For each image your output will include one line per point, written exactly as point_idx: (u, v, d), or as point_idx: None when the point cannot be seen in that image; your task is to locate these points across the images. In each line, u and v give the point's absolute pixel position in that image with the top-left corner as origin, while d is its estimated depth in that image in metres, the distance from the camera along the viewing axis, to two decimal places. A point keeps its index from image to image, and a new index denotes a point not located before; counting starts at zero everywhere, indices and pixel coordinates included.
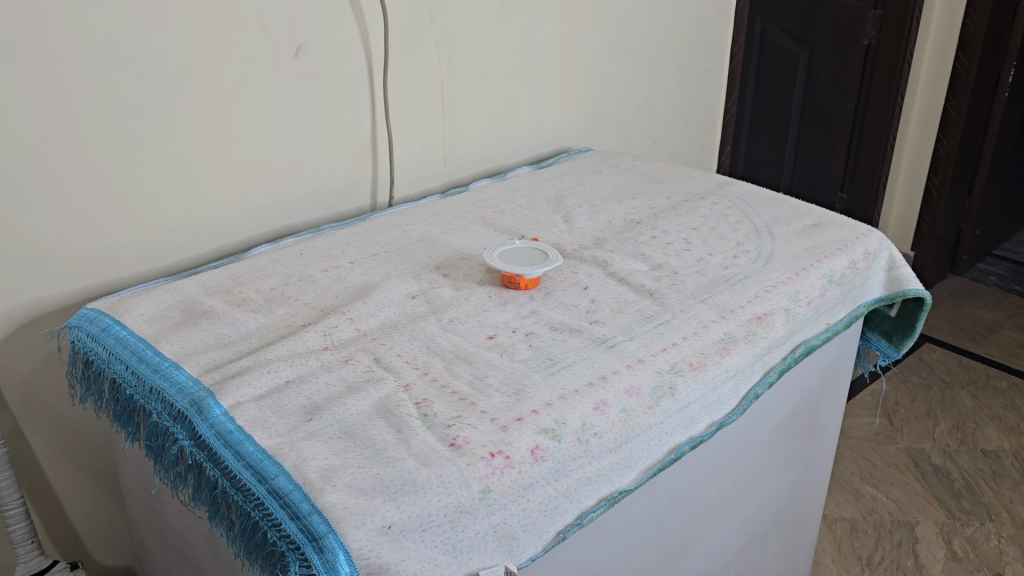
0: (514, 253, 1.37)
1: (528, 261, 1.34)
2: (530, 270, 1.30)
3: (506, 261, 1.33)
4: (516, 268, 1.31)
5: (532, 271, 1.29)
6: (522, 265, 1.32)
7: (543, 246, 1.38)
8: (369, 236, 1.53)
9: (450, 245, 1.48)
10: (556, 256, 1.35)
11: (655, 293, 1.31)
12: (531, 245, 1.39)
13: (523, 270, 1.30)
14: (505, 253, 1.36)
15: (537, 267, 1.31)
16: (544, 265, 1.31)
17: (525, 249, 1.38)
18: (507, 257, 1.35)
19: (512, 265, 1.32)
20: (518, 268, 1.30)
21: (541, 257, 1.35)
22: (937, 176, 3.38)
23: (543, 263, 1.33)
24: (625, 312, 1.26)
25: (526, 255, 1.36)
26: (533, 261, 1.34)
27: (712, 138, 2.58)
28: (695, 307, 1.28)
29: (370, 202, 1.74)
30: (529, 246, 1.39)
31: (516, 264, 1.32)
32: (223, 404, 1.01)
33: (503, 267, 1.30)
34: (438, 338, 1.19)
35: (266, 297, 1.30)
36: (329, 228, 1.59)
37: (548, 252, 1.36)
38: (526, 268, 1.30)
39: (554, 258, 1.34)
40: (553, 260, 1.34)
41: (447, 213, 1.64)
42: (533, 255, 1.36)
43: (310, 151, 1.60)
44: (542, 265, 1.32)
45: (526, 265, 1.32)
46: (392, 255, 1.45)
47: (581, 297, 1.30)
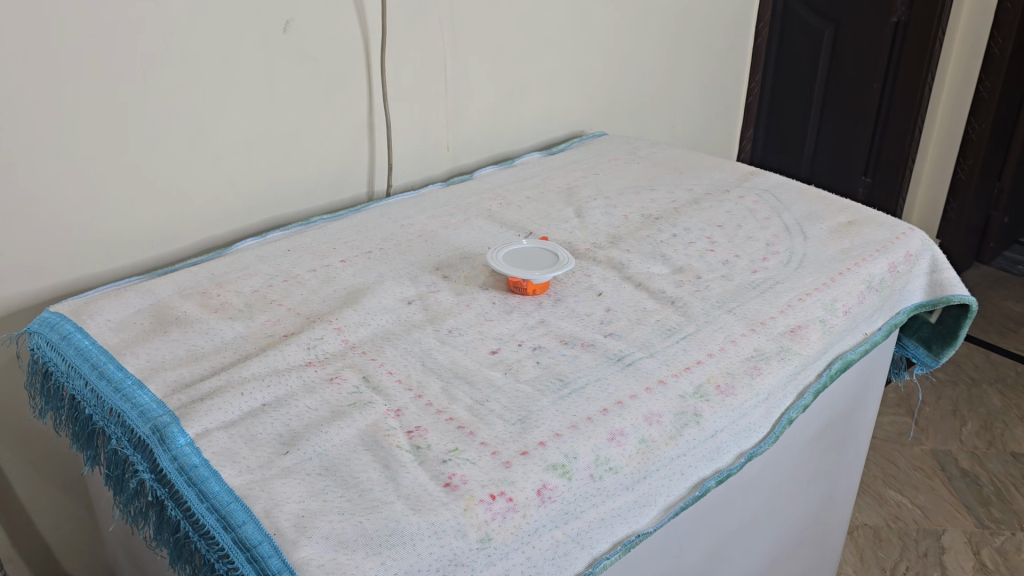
0: (521, 254, 1.24)
1: (537, 264, 1.21)
2: (540, 275, 1.17)
3: (513, 264, 1.20)
4: (523, 272, 1.18)
5: (542, 276, 1.17)
6: (531, 269, 1.19)
7: (553, 247, 1.25)
8: (364, 231, 1.40)
9: (451, 242, 1.35)
10: (568, 258, 1.22)
11: (677, 302, 1.18)
12: (540, 245, 1.26)
13: (532, 275, 1.17)
14: (511, 255, 1.23)
15: (547, 272, 1.18)
16: (555, 269, 1.18)
17: (534, 251, 1.25)
18: (514, 260, 1.22)
19: (520, 269, 1.19)
20: (526, 273, 1.17)
21: (551, 260, 1.22)
22: (966, 160, 3.23)
23: (553, 267, 1.19)
24: (644, 324, 1.13)
25: (535, 257, 1.23)
26: (543, 264, 1.21)
27: (734, 121, 2.44)
28: (722, 319, 1.15)
29: (366, 191, 1.61)
30: (538, 246, 1.26)
31: (523, 269, 1.19)
32: (188, 433, 0.89)
33: (509, 272, 1.17)
34: (436, 353, 1.06)
35: (247, 301, 1.18)
36: (321, 221, 1.46)
37: (559, 253, 1.23)
38: (536, 273, 1.17)
39: (566, 261, 1.21)
40: (565, 263, 1.21)
41: (449, 206, 1.50)
42: (543, 257, 1.23)
43: (301, 136, 1.47)
44: (552, 269, 1.19)
45: (536, 269, 1.19)
46: (388, 253, 1.32)
47: (594, 305, 1.18)
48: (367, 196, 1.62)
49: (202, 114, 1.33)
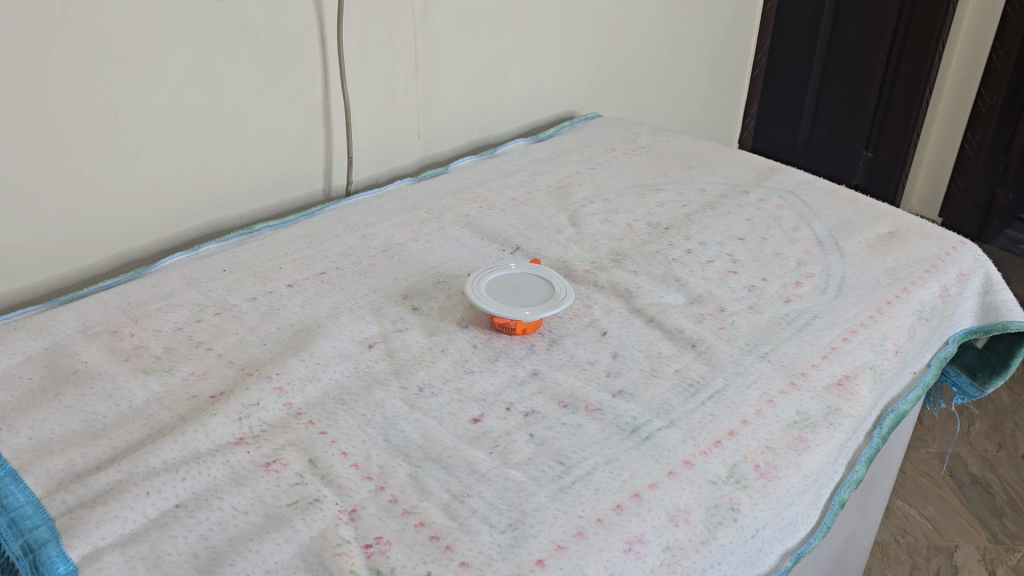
0: (509, 283, 1.01)
1: (529, 296, 0.97)
2: (532, 312, 0.94)
3: (498, 297, 0.97)
4: (512, 308, 0.95)
5: (535, 314, 0.94)
6: (521, 302, 0.96)
7: (549, 273, 1.02)
8: (317, 243, 1.16)
9: (423, 261, 1.12)
10: (566, 288, 0.99)
11: (700, 346, 0.97)
12: (532, 270, 1.03)
13: (521, 312, 0.94)
14: (496, 285, 1.00)
15: (541, 308, 0.95)
16: (551, 304, 0.95)
17: (525, 278, 1.02)
18: (500, 291, 0.99)
19: (507, 304, 0.96)
20: (514, 310, 0.94)
21: (546, 291, 0.99)
22: (975, 135, 2.94)
23: (548, 301, 0.96)
24: (661, 378, 0.92)
25: (525, 287, 1.00)
26: (537, 296, 0.97)
27: (738, 96, 2.21)
28: (755, 371, 0.94)
29: (322, 187, 1.37)
30: (529, 272, 1.03)
31: (511, 304, 0.96)
32: (71, 557, 0.67)
33: (493, 308, 0.94)
34: (402, 422, 0.84)
35: (167, 344, 0.94)
36: (267, 229, 1.21)
37: (556, 282, 1.00)
38: (526, 310, 0.94)
39: (564, 293, 0.98)
40: (563, 295, 0.98)
41: (420, 209, 1.27)
42: (536, 288, 1.00)
43: (243, 124, 1.22)
44: (547, 303, 0.96)
45: (527, 303, 0.96)
46: (345, 275, 1.09)
47: (598, 350, 0.96)
48: (323, 194, 1.38)
49: (117, 100, 1.07)
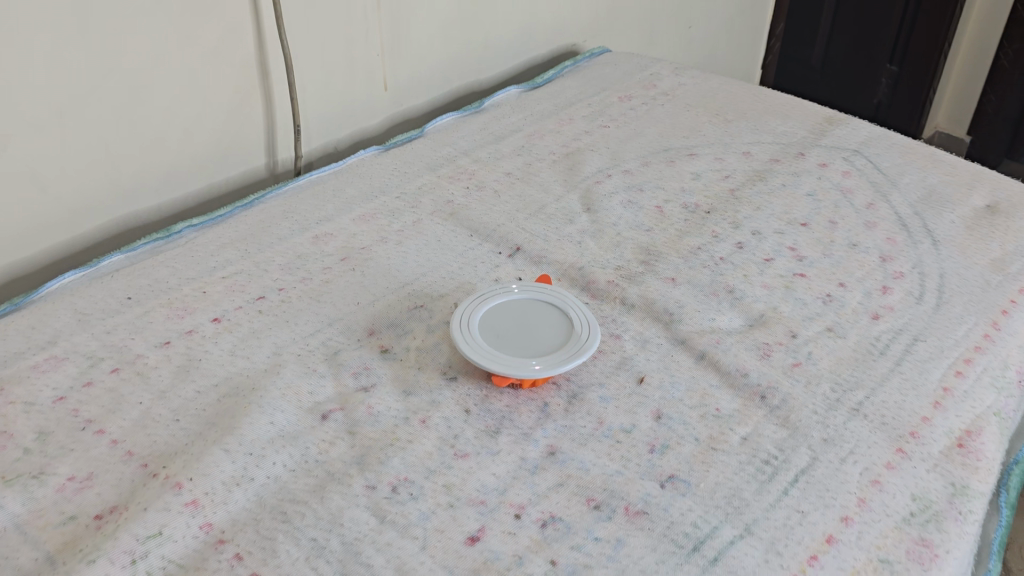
0: (513, 313, 0.74)
1: (539, 339, 0.71)
2: (546, 367, 0.68)
3: (498, 339, 0.71)
4: (517, 361, 0.68)
5: (550, 371, 0.68)
6: (529, 349, 0.70)
7: (565, 296, 0.76)
8: (254, 249, 0.89)
9: (395, 274, 0.85)
10: (590, 323, 0.73)
11: (771, 398, 0.72)
12: (542, 291, 0.76)
13: (531, 367, 0.68)
14: (494, 316, 0.73)
15: (557, 360, 0.69)
16: (570, 354, 0.69)
17: (534, 306, 0.75)
18: (501, 327, 0.72)
19: (510, 354, 0.69)
20: (520, 364, 0.68)
21: (563, 330, 0.72)
22: (1012, 45, 2.58)
23: (567, 348, 0.70)
24: (724, 454, 0.67)
25: (534, 320, 0.73)
26: (551, 339, 0.71)
27: (762, 15, 1.90)
28: (849, 435, 0.69)
29: (265, 163, 1.08)
30: (538, 295, 0.76)
31: (515, 352, 0.70)
32: None
33: (493, 363, 0.68)
34: (369, 548, 0.59)
35: (42, 427, 0.68)
36: (191, 228, 0.94)
37: (576, 313, 0.74)
38: (538, 363, 0.68)
39: (587, 333, 0.72)
40: (586, 335, 0.72)
41: (389, 194, 0.99)
42: (549, 322, 0.73)
43: (150, 92, 0.92)
44: (566, 350, 0.70)
45: (538, 351, 0.70)
46: (291, 301, 0.82)
47: (635, 411, 0.71)
48: (268, 171, 1.09)
49: None
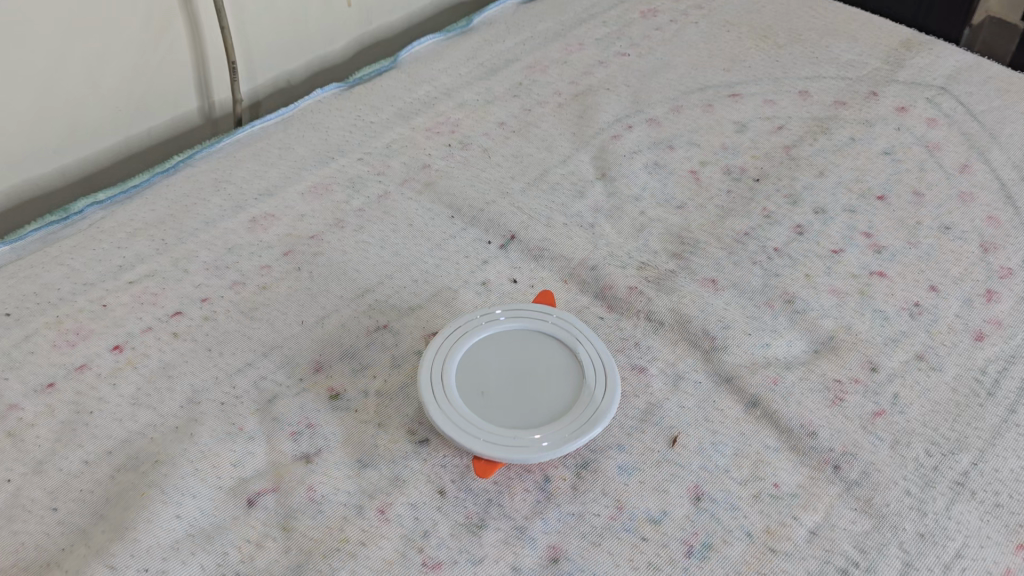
0: (503, 353, 0.55)
1: (540, 393, 0.52)
2: (551, 445, 0.50)
3: (485, 397, 0.52)
4: (510, 435, 0.50)
5: (554, 450, 0.49)
6: (526, 412, 0.51)
7: (573, 323, 0.56)
8: (174, 239, 0.69)
9: (353, 277, 0.66)
10: (607, 367, 0.54)
11: (847, 469, 0.54)
12: (542, 315, 0.57)
13: (530, 443, 0.50)
14: (478, 360, 0.54)
15: (565, 430, 0.50)
16: (582, 420, 0.51)
17: (531, 339, 0.56)
18: (488, 378, 0.53)
19: (501, 423, 0.51)
20: (514, 441, 0.50)
21: (571, 377, 0.54)
22: None
23: (577, 408, 0.51)
24: (787, 561, 0.50)
25: (532, 363, 0.54)
26: (556, 394, 0.52)
27: None
28: (954, 528, 0.51)
29: (198, 107, 0.87)
30: (536, 322, 0.57)
31: (507, 419, 0.51)
32: None
33: (477, 442, 0.50)
34: None
35: None
36: (96, 206, 0.74)
37: (588, 351, 0.55)
38: (539, 436, 0.50)
39: (604, 383, 0.53)
40: (602, 388, 0.53)
41: (350, 154, 0.78)
42: (552, 365, 0.54)
43: (29, 30, 0.70)
44: (576, 414, 0.51)
45: (537, 415, 0.51)
46: (216, 318, 0.63)
47: (665, 491, 0.53)
48: (203, 116, 0.88)
49: None
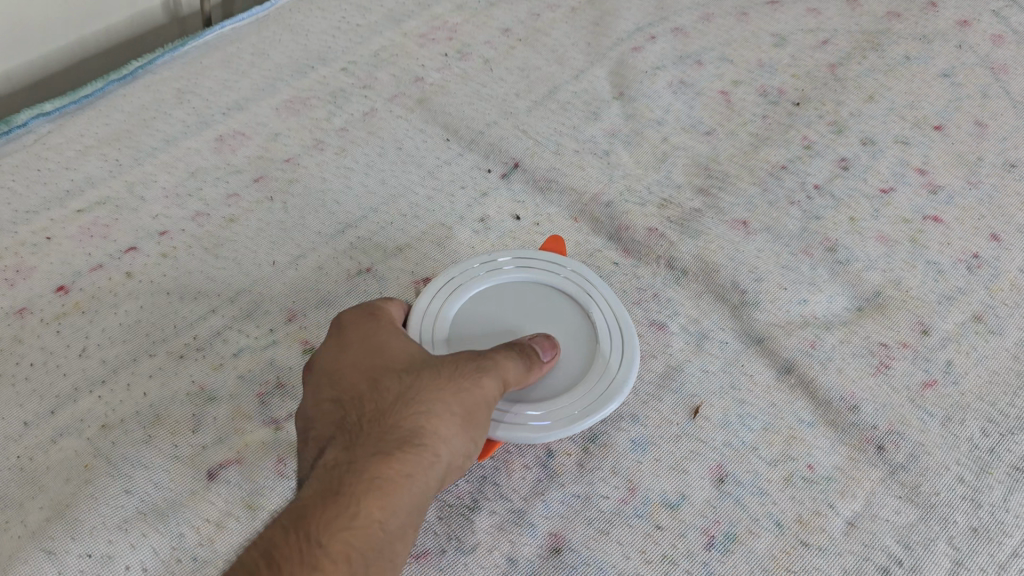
0: (504, 312, 0.48)
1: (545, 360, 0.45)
2: (556, 422, 0.43)
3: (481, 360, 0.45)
4: (507, 408, 0.43)
5: (561, 429, 0.43)
6: (529, 381, 0.45)
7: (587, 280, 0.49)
8: (129, 160, 0.61)
9: (333, 210, 0.58)
10: (625, 331, 0.47)
11: (892, 451, 0.47)
12: (552, 269, 0.49)
13: (532, 419, 0.43)
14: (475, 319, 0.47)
15: (573, 406, 0.44)
16: (593, 395, 0.44)
17: (538, 296, 0.48)
18: (485, 340, 0.46)
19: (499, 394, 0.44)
20: (511, 414, 0.43)
21: (581, 344, 0.46)
22: None
23: (586, 380, 0.45)
24: (821, 557, 0.43)
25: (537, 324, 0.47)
26: (562, 364, 0.46)
27: None
28: (1012, 523, 0.45)
29: (160, 3, 0.77)
30: (543, 276, 0.49)
31: (505, 388, 0.44)
32: None
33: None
34: None
35: None
36: (43, 119, 0.63)
37: (602, 314, 0.48)
38: (542, 412, 0.43)
39: (620, 351, 0.46)
40: (617, 357, 0.46)
41: (332, 63, 0.68)
42: (561, 329, 0.47)
43: None
44: (587, 386, 0.44)
45: (541, 385, 0.44)
46: (176, 255, 0.55)
47: (684, 471, 0.47)
48: (167, 15, 0.79)
49: None
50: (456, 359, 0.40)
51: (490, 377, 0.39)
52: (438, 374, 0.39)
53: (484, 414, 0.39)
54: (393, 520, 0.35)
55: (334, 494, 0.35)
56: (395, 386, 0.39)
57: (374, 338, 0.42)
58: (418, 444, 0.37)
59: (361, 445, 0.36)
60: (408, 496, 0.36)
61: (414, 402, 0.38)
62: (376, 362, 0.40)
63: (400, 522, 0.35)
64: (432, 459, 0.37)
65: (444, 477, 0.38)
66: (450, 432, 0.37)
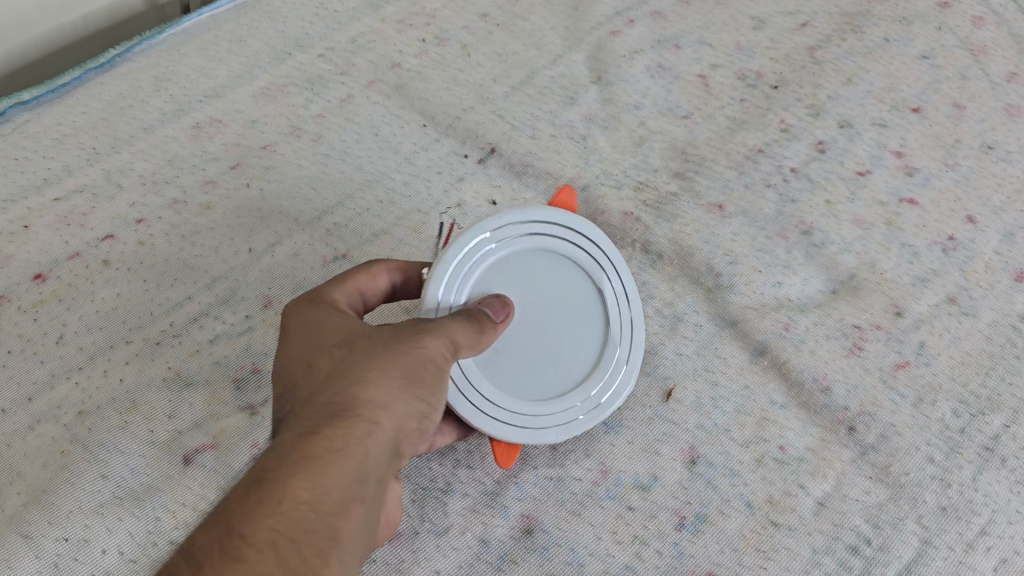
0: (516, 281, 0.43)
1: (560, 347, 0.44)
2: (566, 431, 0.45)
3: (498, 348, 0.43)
4: (527, 414, 0.44)
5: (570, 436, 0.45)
6: (539, 374, 0.44)
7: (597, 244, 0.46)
8: (106, 148, 0.61)
9: (310, 196, 0.58)
10: (632, 314, 0.46)
11: (863, 432, 0.48)
12: (566, 229, 0.44)
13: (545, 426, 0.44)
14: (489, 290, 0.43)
15: (583, 411, 0.45)
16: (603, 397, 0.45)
17: (550, 263, 0.44)
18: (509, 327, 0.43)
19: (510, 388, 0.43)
20: (531, 421, 0.44)
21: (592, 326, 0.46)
22: None
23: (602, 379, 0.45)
24: (790, 536, 0.44)
25: (552, 301, 0.44)
26: (574, 348, 0.45)
27: None
28: (980, 502, 0.45)
29: None
30: (563, 240, 0.44)
31: (523, 385, 0.44)
32: None
33: (493, 424, 0.42)
34: None
35: None
36: (20, 108, 0.63)
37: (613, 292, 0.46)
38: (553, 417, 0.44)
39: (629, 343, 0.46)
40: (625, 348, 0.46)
41: (310, 49, 0.68)
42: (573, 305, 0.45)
43: None
44: (598, 386, 0.45)
45: (551, 379, 0.45)
46: (153, 242, 0.56)
47: (656, 453, 0.47)
48: (146, 2, 0.78)
49: None
50: (394, 327, 0.38)
51: (430, 337, 0.37)
52: (371, 345, 0.37)
53: (430, 375, 0.37)
54: (334, 491, 0.33)
55: (258, 482, 0.32)
56: (327, 363, 0.36)
57: (306, 321, 0.39)
58: (355, 413, 0.34)
59: (291, 428, 0.34)
60: (343, 471, 0.33)
61: (346, 375, 0.35)
62: (310, 343, 0.38)
63: (342, 495, 0.33)
64: (375, 424, 0.35)
65: (394, 442, 0.36)
66: (391, 397, 0.35)
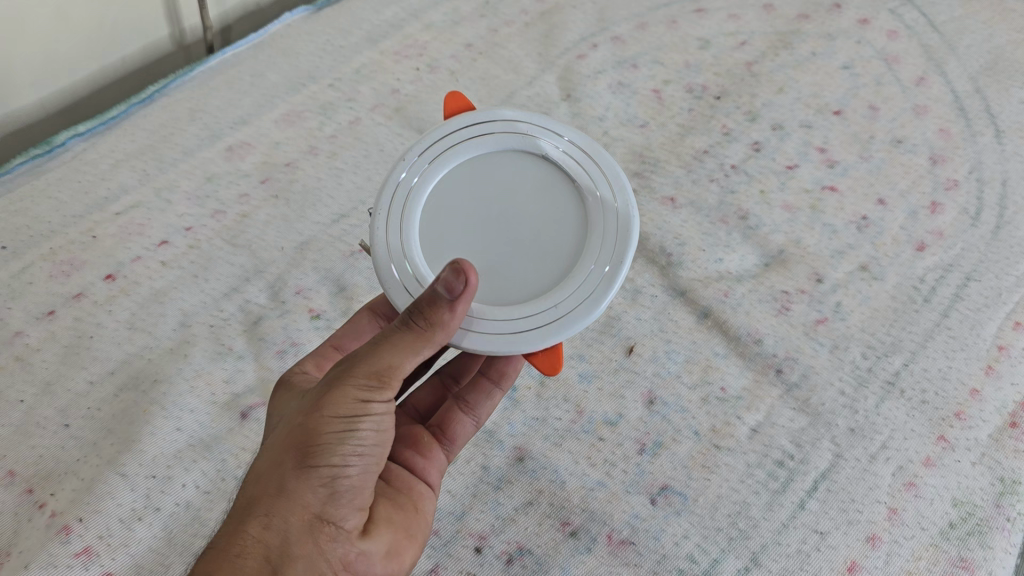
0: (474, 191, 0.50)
1: (546, 236, 0.49)
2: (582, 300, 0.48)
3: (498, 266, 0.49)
4: (545, 305, 0.48)
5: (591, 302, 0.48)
6: (537, 263, 0.49)
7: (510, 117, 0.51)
8: (154, 169, 0.72)
9: (329, 203, 0.70)
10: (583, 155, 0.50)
11: (788, 372, 0.59)
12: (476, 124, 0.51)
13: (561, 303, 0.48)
14: (444, 216, 0.49)
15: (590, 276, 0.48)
16: (599, 239, 0.49)
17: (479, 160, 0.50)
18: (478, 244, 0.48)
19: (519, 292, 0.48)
20: (555, 311, 0.48)
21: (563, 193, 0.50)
22: None
23: (598, 231, 0.49)
24: (729, 455, 0.55)
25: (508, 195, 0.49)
26: (556, 227, 0.49)
27: None
28: (881, 423, 0.56)
29: (168, 34, 0.88)
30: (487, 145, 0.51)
31: (533, 289, 0.48)
32: None
33: (516, 333, 0.47)
34: None
35: None
36: (77, 138, 0.75)
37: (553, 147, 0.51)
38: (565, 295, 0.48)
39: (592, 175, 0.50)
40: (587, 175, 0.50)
41: (321, 80, 0.80)
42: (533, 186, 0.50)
43: None
44: (595, 239, 0.49)
45: (551, 260, 0.49)
46: (201, 245, 0.67)
47: (621, 396, 0.58)
48: (174, 43, 0.89)
49: None
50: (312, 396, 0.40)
51: (331, 394, 0.39)
52: (286, 429, 0.40)
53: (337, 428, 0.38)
54: None
55: None
56: (262, 456, 0.41)
57: (278, 410, 0.44)
58: (259, 507, 0.38)
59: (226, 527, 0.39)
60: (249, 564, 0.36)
61: (263, 469, 0.39)
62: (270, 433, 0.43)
63: None
64: (278, 513, 0.38)
65: (314, 515, 0.38)
66: (292, 478, 0.38)
